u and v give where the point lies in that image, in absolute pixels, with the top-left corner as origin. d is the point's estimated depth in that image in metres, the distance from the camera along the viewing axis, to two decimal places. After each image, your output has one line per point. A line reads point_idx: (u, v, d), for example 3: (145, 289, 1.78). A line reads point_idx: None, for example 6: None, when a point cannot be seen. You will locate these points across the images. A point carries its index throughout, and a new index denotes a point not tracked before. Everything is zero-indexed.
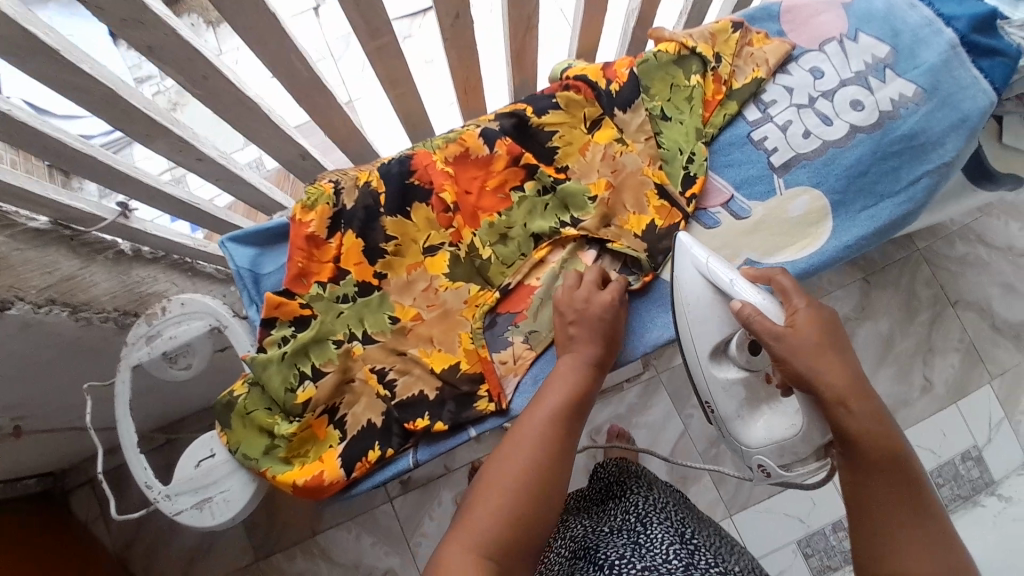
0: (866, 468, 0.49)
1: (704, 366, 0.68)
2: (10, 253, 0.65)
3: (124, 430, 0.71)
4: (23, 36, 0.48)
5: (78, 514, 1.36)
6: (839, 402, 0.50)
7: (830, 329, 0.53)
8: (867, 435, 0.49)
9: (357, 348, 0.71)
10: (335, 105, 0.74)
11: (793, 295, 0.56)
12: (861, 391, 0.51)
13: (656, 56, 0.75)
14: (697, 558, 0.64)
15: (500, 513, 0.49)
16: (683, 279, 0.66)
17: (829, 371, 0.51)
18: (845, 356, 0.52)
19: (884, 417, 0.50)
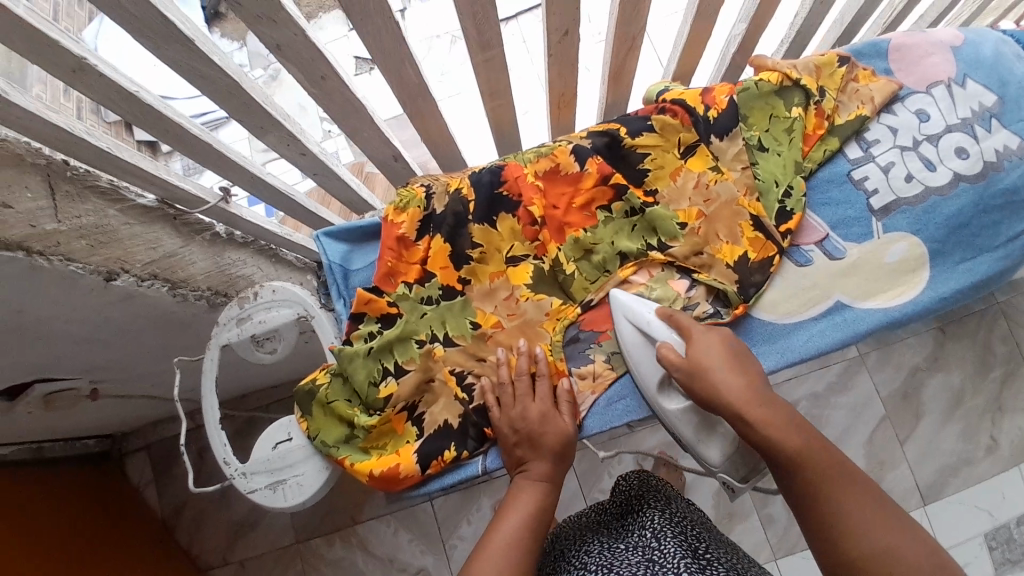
0: (795, 475, 0.55)
1: (652, 399, 0.68)
2: (119, 227, 0.68)
3: (209, 404, 0.74)
4: (161, 21, 0.49)
5: (132, 477, 1.41)
6: (736, 418, 0.59)
7: (723, 348, 0.63)
8: (775, 441, 0.56)
9: (438, 349, 0.72)
10: (435, 111, 0.76)
11: (688, 327, 0.66)
12: (764, 399, 0.59)
13: (756, 85, 0.74)
14: (708, 573, 0.63)
15: (510, 546, 0.57)
16: (619, 330, 0.70)
17: (719, 393, 0.60)
18: (739, 369, 0.61)
19: (783, 415, 0.58)
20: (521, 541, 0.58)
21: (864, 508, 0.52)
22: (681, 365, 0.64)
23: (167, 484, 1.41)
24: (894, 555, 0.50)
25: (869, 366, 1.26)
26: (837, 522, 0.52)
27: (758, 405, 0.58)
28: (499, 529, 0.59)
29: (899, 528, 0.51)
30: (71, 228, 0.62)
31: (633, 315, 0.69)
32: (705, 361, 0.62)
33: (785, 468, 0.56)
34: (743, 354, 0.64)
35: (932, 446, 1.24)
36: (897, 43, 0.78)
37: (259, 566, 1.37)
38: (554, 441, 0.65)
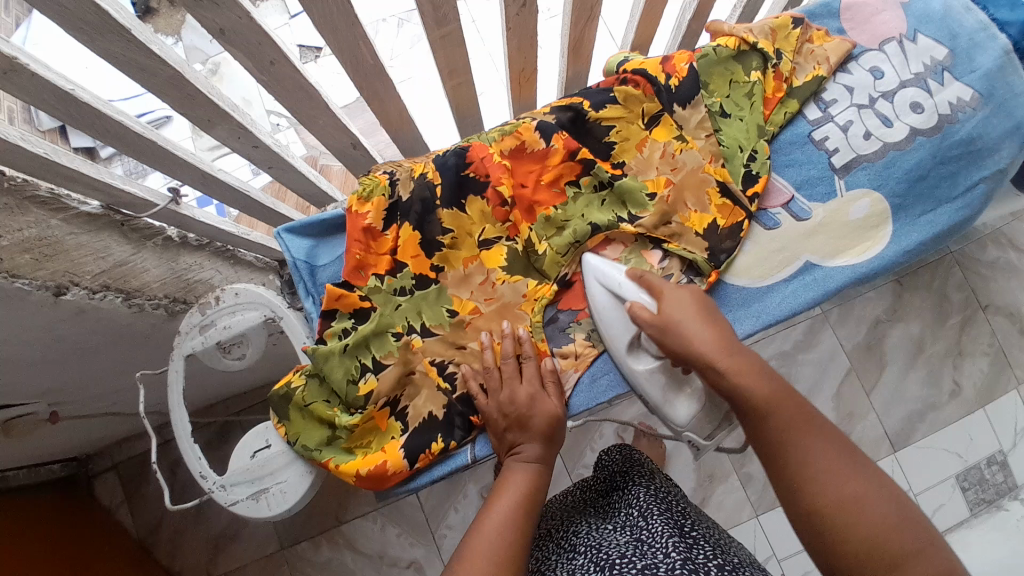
0: (767, 423, 0.55)
1: (621, 359, 0.69)
2: (64, 237, 0.64)
3: (178, 418, 0.71)
4: (92, 11, 0.46)
5: (102, 499, 1.36)
6: (707, 367, 0.59)
7: (693, 304, 0.62)
8: (748, 388, 0.56)
9: (416, 340, 0.71)
10: (392, 93, 0.73)
11: (658, 287, 0.65)
12: (733, 349, 0.59)
13: (715, 50, 0.74)
14: (696, 551, 0.64)
15: (505, 529, 0.55)
16: (593, 297, 0.71)
17: (692, 345, 0.59)
18: (711, 322, 0.61)
19: (756, 364, 0.57)
20: (517, 523, 0.56)
21: (830, 458, 0.52)
22: (651, 322, 0.63)
23: (140, 503, 1.36)
24: (857, 504, 0.50)
25: (835, 323, 1.30)
26: (802, 470, 0.53)
27: (732, 354, 0.57)
28: (495, 511, 0.57)
29: (867, 474, 0.52)
30: (12, 243, 0.58)
31: (610, 283, 0.69)
32: (673, 317, 0.62)
33: (755, 417, 0.56)
34: (713, 309, 0.63)
35: (898, 393, 1.29)
36: (849, 3, 0.79)
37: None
38: (542, 423, 0.64)
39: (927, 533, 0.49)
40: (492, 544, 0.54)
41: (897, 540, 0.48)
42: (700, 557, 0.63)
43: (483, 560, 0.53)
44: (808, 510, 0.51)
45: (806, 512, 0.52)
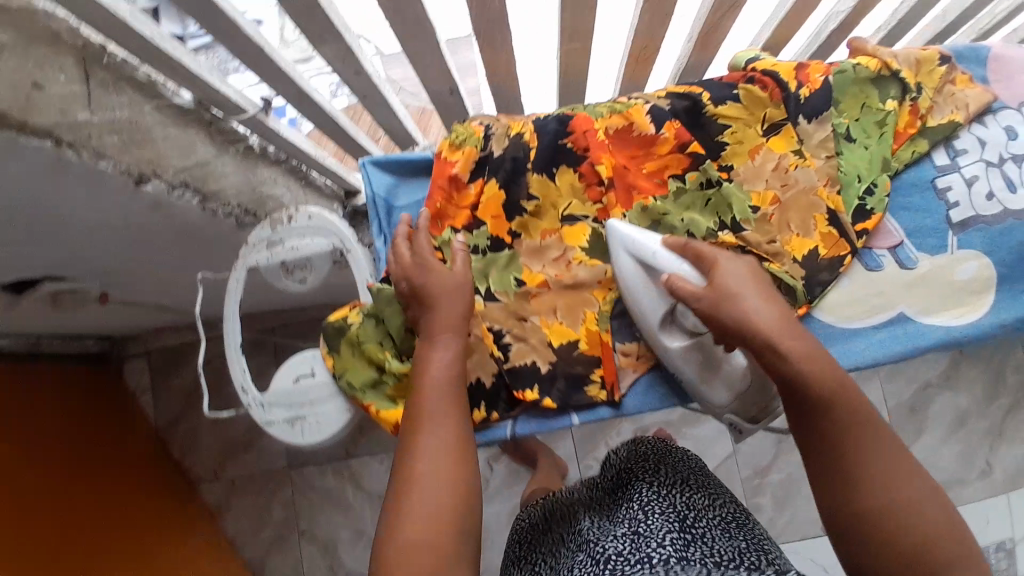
0: (833, 417, 0.54)
1: (654, 335, 0.66)
2: (153, 125, 0.63)
3: (232, 327, 0.71)
4: None
5: (130, 381, 1.41)
6: (766, 347, 0.56)
7: (749, 276, 0.61)
8: (813, 380, 0.55)
9: (478, 304, 0.69)
10: (507, 47, 0.70)
11: (708, 257, 0.62)
12: (794, 333, 0.57)
13: (853, 68, 0.70)
14: (692, 548, 0.64)
15: (439, 401, 0.58)
16: (618, 264, 0.66)
17: (751, 324, 0.57)
18: (766, 295, 0.59)
19: (814, 347, 0.56)
20: (446, 385, 0.59)
21: (884, 457, 0.53)
22: (702, 296, 0.59)
23: (165, 393, 1.40)
24: (909, 508, 0.52)
25: (883, 376, 1.26)
26: (857, 474, 0.53)
27: (793, 338, 0.56)
28: (427, 376, 0.60)
29: (916, 478, 0.53)
30: (101, 121, 0.57)
31: (639, 250, 0.64)
32: (727, 290, 0.59)
33: (820, 409, 0.55)
34: (764, 281, 0.62)
35: (929, 461, 1.25)
36: (997, 53, 0.74)
37: (248, 486, 1.38)
38: (442, 290, 0.62)
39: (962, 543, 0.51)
40: (435, 429, 0.57)
41: (936, 542, 0.51)
42: (696, 553, 0.63)
43: (435, 445, 0.56)
44: (857, 512, 0.53)
45: (853, 513, 0.53)
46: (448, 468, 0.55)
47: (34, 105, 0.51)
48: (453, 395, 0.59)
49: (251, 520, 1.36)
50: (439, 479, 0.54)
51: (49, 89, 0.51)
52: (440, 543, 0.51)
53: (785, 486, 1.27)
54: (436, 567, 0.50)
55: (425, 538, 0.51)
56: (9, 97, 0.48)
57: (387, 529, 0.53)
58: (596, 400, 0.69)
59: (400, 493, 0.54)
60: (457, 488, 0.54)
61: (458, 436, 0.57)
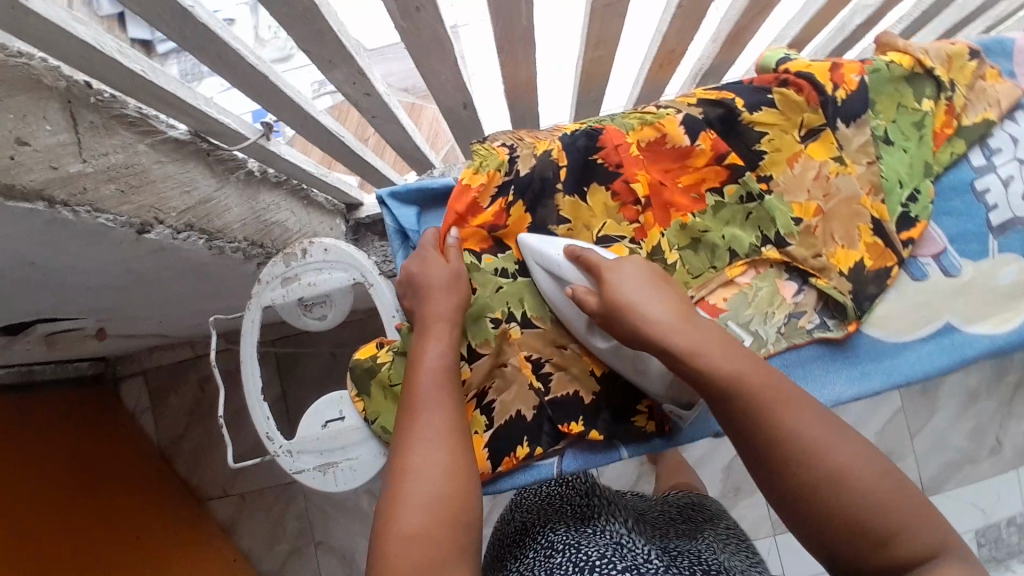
0: (745, 402, 0.48)
1: (583, 337, 0.64)
2: (151, 166, 0.58)
3: (250, 372, 0.66)
4: None
5: (126, 403, 1.35)
6: (660, 351, 0.51)
7: (645, 281, 0.55)
8: (715, 367, 0.49)
9: (514, 331, 0.66)
10: (529, 60, 0.65)
11: (599, 265, 0.57)
12: (689, 326, 0.52)
13: (888, 67, 0.67)
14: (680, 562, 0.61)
15: (434, 390, 0.56)
16: (540, 283, 0.65)
17: (643, 328, 0.52)
18: (664, 295, 0.54)
19: (712, 334, 0.51)
20: (443, 372, 0.58)
21: (814, 428, 0.47)
22: (597, 306, 0.56)
23: (164, 414, 1.35)
24: (847, 479, 0.46)
25: None
26: (793, 453, 0.47)
27: (687, 333, 0.50)
28: (423, 363, 0.57)
29: (847, 438, 0.48)
30: (96, 170, 0.51)
31: (546, 263, 0.62)
32: (617, 302, 0.54)
33: (732, 394, 0.48)
34: (664, 283, 0.56)
35: (939, 442, 1.27)
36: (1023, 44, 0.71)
37: (258, 503, 1.34)
38: (441, 279, 0.62)
39: (919, 509, 0.47)
40: (433, 419, 0.55)
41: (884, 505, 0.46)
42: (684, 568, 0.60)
43: (432, 438, 0.54)
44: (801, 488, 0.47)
45: (795, 494, 0.47)
46: (446, 455, 0.53)
47: (19, 163, 0.44)
48: (449, 384, 0.57)
49: (262, 539, 1.33)
50: (438, 470, 0.52)
51: (37, 143, 0.45)
52: (435, 536, 0.50)
53: None
54: (435, 558, 0.49)
55: (422, 531, 0.50)
56: None
57: (383, 523, 0.51)
58: (642, 431, 0.66)
59: (394, 485, 0.52)
60: (456, 478, 0.52)
61: (456, 426, 0.55)
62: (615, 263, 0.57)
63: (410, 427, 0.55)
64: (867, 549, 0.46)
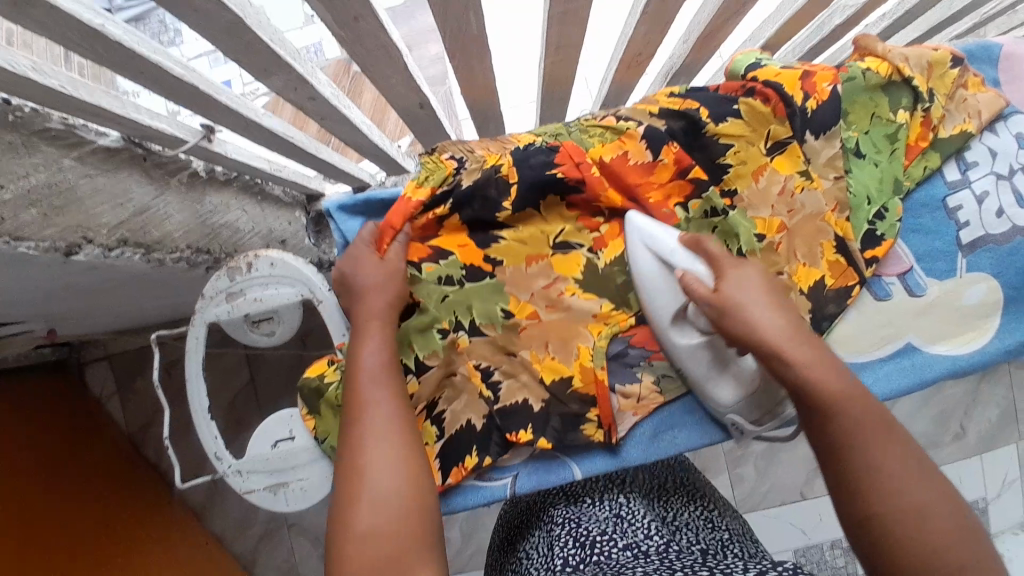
0: (835, 422, 0.49)
1: (663, 329, 0.62)
2: (78, 181, 0.54)
3: (195, 391, 0.64)
4: None
5: (93, 388, 1.33)
6: (775, 355, 0.51)
7: (761, 287, 0.54)
8: (818, 383, 0.49)
9: (463, 340, 0.65)
10: (486, 63, 0.61)
11: (717, 258, 0.56)
12: (806, 337, 0.51)
13: (863, 75, 0.65)
14: (679, 536, 0.67)
15: (379, 387, 0.57)
16: (636, 261, 0.62)
17: (757, 331, 0.51)
18: (780, 304, 0.53)
19: (827, 355, 0.51)
20: (382, 369, 0.58)
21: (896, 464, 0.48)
22: (706, 300, 0.54)
23: (132, 399, 1.34)
24: (920, 517, 0.46)
25: None
26: (867, 475, 0.48)
27: (804, 345, 0.50)
28: (361, 365, 0.57)
29: (929, 476, 0.48)
30: (15, 196, 0.48)
31: (656, 245, 0.60)
32: (730, 302, 0.53)
33: (822, 411, 0.49)
34: (778, 291, 0.55)
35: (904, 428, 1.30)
36: (1009, 50, 0.70)
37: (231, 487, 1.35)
38: (375, 278, 0.61)
39: (980, 545, 0.47)
40: (379, 419, 0.55)
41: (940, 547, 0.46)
42: (683, 540, 0.67)
43: (382, 436, 0.54)
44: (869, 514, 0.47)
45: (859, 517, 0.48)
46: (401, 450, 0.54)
47: None
48: (391, 381, 0.57)
49: (238, 519, 1.35)
50: (391, 466, 0.53)
51: None
52: (397, 531, 0.51)
53: (766, 456, 1.35)
54: (397, 554, 0.50)
55: (384, 531, 0.50)
56: None
57: (342, 527, 0.51)
58: (593, 441, 0.64)
59: (350, 489, 0.52)
60: (407, 471, 0.53)
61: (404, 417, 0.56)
62: (738, 262, 0.56)
63: (356, 429, 0.55)
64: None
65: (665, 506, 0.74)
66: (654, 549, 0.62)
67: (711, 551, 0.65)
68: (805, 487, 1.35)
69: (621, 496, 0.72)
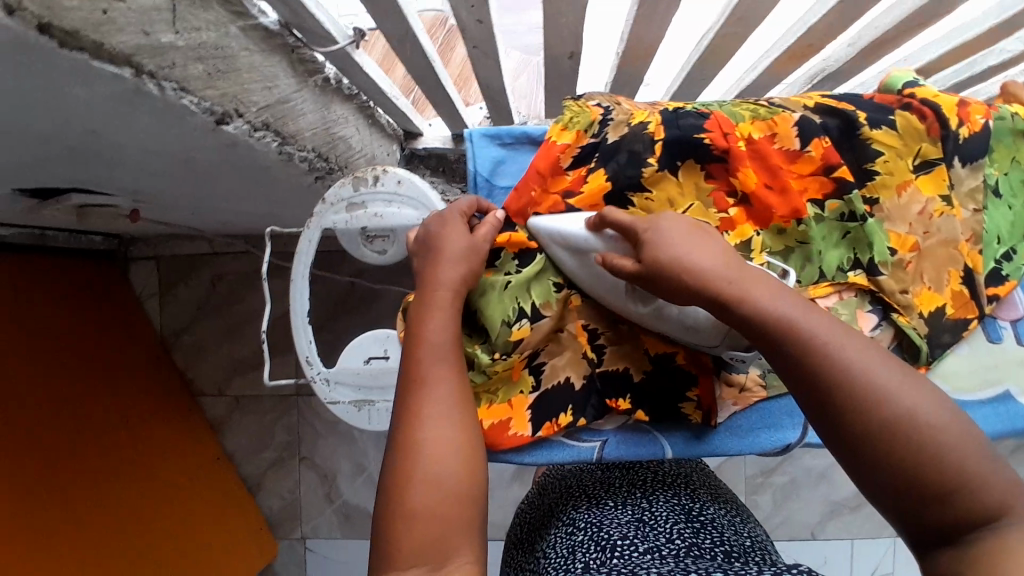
0: (784, 352, 0.45)
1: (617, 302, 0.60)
2: (239, 52, 0.52)
3: (300, 292, 0.64)
4: None
5: (134, 285, 1.32)
6: (718, 300, 0.49)
7: (686, 228, 0.53)
8: (766, 313, 0.46)
9: (576, 298, 0.63)
10: (663, 22, 0.59)
11: (631, 228, 0.54)
12: (739, 279, 0.49)
13: (1012, 117, 0.64)
14: (702, 536, 0.62)
15: (441, 358, 0.53)
16: (562, 262, 0.61)
17: (698, 275, 0.49)
18: (714, 245, 0.52)
19: (768, 285, 0.48)
20: (450, 346, 0.53)
21: (862, 356, 0.44)
22: (639, 270, 0.53)
23: (170, 304, 1.31)
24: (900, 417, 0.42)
25: None
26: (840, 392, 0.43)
27: (738, 278, 0.49)
28: (424, 338, 0.53)
29: (900, 382, 0.43)
30: (187, 45, 0.46)
31: (568, 240, 0.59)
32: (658, 262, 0.51)
33: (782, 350, 0.46)
34: (711, 233, 0.54)
35: None
36: None
37: (249, 411, 1.33)
38: (456, 248, 0.57)
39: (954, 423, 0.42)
40: (441, 400, 0.51)
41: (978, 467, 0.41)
42: (706, 542, 0.62)
43: (432, 416, 0.50)
44: (859, 447, 0.43)
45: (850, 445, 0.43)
46: (455, 433, 0.50)
47: (110, 20, 0.39)
48: (454, 360, 0.53)
49: (250, 445, 1.33)
50: (449, 447, 0.50)
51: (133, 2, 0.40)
52: (446, 517, 0.48)
53: (785, 488, 1.34)
54: (444, 539, 0.47)
55: (432, 512, 0.47)
56: (86, 9, 0.37)
57: (393, 502, 0.48)
58: (688, 420, 0.64)
59: (400, 464, 0.49)
60: (465, 458, 0.50)
61: (463, 397, 0.52)
62: (650, 221, 0.54)
63: (412, 404, 0.51)
64: (921, 494, 0.41)
65: (689, 500, 0.70)
66: (675, 550, 0.58)
67: (736, 554, 0.60)
68: (817, 527, 1.34)
69: (644, 502, 0.68)
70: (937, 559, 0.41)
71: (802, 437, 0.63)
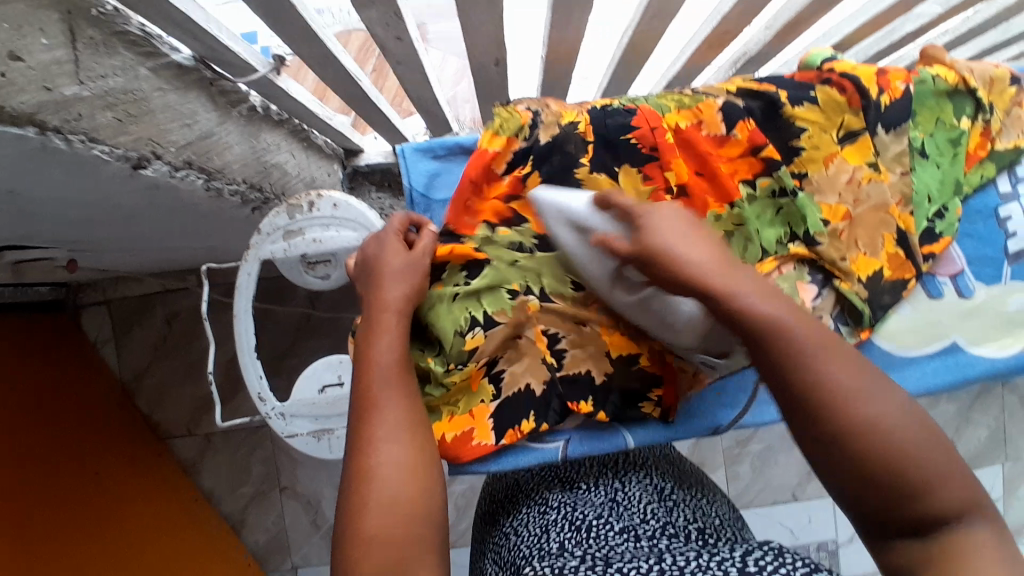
0: (763, 348, 0.45)
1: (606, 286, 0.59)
2: (152, 92, 0.51)
3: (245, 327, 0.65)
4: None
5: (88, 332, 1.29)
6: (704, 291, 0.47)
7: (679, 217, 0.51)
8: (749, 308, 0.45)
9: (533, 303, 0.63)
10: (580, 22, 0.60)
11: (630, 210, 0.51)
12: (730, 274, 0.47)
13: (933, 79, 0.66)
14: (676, 515, 0.59)
15: (389, 382, 0.52)
16: (561, 238, 0.58)
17: (689, 269, 0.47)
18: (704, 238, 0.50)
19: (752, 281, 0.47)
20: (396, 369, 0.53)
21: (844, 360, 0.44)
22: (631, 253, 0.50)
23: (128, 347, 1.29)
24: (875, 418, 0.42)
25: None
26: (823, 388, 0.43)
27: (728, 275, 0.47)
28: (375, 363, 0.53)
29: (879, 386, 0.43)
30: (94, 94, 0.45)
31: (575, 216, 0.56)
32: (651, 247, 0.49)
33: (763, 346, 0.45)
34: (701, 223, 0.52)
35: None
36: None
37: (224, 446, 1.31)
38: (395, 267, 0.58)
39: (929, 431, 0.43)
40: (389, 420, 0.51)
41: (945, 473, 0.42)
42: (681, 520, 0.59)
43: (384, 440, 0.50)
44: (838, 444, 0.42)
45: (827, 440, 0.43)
46: (409, 454, 0.50)
47: (8, 80, 0.37)
48: (402, 383, 0.53)
49: (228, 479, 1.32)
50: (402, 470, 0.49)
51: (30, 59, 0.39)
52: (403, 539, 0.46)
53: (763, 455, 1.37)
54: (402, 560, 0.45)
55: (388, 535, 0.46)
56: None
57: (348, 530, 0.47)
58: (649, 416, 0.65)
59: (354, 492, 0.48)
60: (417, 477, 0.49)
61: (415, 416, 0.52)
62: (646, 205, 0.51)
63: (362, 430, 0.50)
64: (891, 492, 0.41)
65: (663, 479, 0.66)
66: (651, 533, 0.55)
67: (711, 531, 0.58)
68: (798, 489, 1.37)
69: (617, 482, 0.64)
70: (895, 549, 0.42)
71: (734, 420, 0.68)
